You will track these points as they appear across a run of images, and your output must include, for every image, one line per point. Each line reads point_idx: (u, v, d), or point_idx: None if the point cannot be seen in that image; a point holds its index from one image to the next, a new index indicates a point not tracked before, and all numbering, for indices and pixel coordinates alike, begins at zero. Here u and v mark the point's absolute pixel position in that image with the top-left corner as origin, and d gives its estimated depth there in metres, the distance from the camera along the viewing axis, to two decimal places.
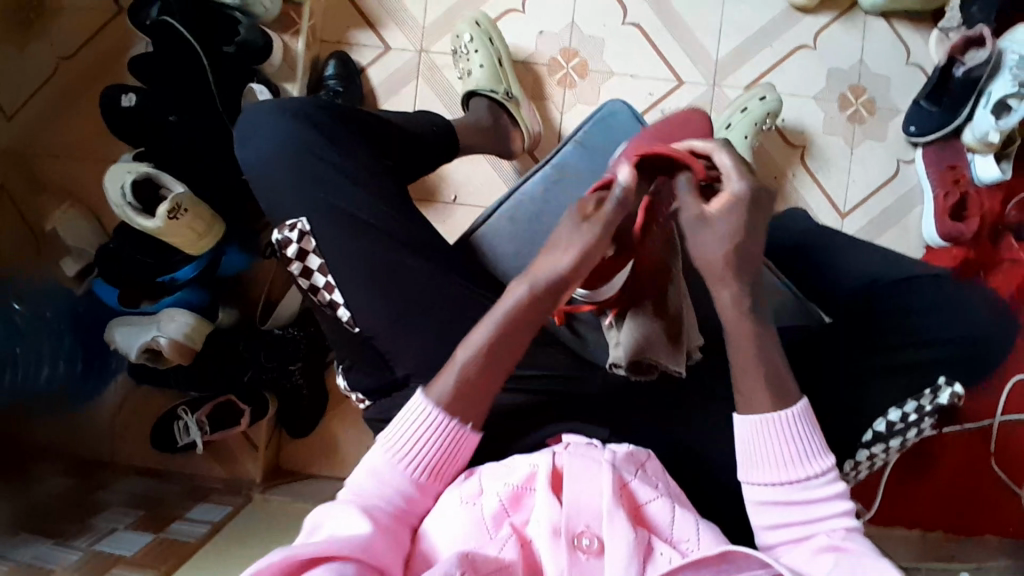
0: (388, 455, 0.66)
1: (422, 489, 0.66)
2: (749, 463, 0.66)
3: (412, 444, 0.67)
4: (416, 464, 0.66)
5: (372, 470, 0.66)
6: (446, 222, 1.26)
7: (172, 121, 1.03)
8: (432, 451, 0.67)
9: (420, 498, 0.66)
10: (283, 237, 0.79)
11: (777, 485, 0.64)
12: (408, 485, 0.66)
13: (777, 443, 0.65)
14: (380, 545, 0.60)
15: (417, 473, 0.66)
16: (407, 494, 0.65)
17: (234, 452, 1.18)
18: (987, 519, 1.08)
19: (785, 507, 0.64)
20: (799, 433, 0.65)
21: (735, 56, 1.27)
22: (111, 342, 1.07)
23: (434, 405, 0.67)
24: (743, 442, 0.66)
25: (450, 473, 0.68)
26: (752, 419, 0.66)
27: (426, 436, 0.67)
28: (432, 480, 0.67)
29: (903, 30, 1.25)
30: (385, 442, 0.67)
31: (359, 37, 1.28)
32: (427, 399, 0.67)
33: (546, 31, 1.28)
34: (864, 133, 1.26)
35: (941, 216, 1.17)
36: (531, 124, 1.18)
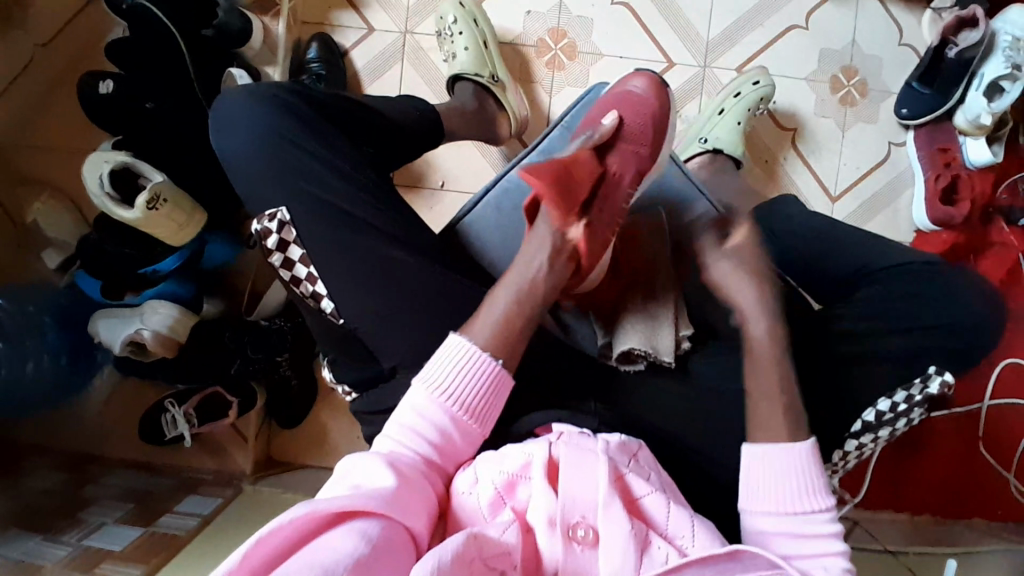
0: (428, 399, 0.67)
1: (462, 432, 0.67)
2: (753, 493, 0.68)
3: (446, 393, 0.67)
4: (457, 406, 0.67)
5: (414, 409, 0.67)
6: (434, 209, 1.25)
7: (150, 108, 1.00)
8: (472, 392, 0.68)
9: (452, 447, 0.67)
10: (262, 228, 0.77)
11: (782, 516, 0.66)
12: (448, 426, 0.67)
13: (786, 477, 0.67)
14: (413, 489, 0.61)
15: (457, 417, 0.67)
16: (446, 434, 0.66)
17: (224, 443, 1.18)
18: (974, 501, 1.10)
19: (789, 539, 0.66)
20: (807, 469, 0.68)
21: (726, 37, 1.25)
22: (94, 335, 1.05)
23: (479, 347, 0.68)
24: (750, 474, 0.69)
25: (487, 420, 0.69)
26: (762, 450, 0.69)
27: (466, 379, 0.68)
28: (470, 425, 0.68)
29: (896, 9, 1.23)
30: (427, 383, 0.68)
31: (341, 18, 1.25)
32: (462, 348, 0.69)
33: (534, 12, 1.25)
34: (856, 116, 1.24)
35: (932, 200, 1.17)
36: (518, 108, 1.16)
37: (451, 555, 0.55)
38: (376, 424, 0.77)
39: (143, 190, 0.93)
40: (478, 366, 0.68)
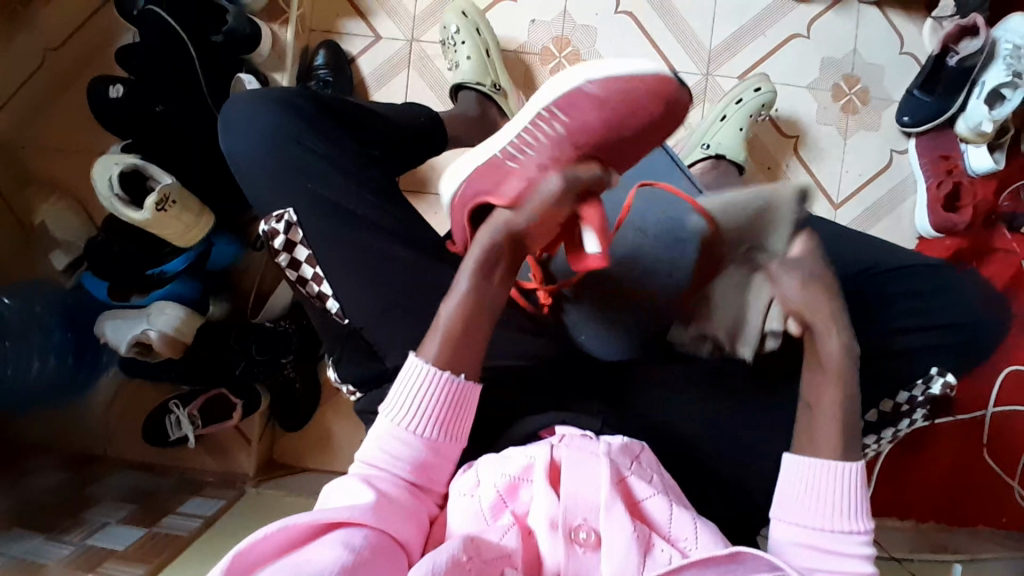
0: (394, 423, 0.66)
1: (434, 451, 0.66)
2: (790, 501, 0.67)
3: (413, 413, 0.66)
4: (422, 428, 0.66)
5: (380, 438, 0.66)
6: (438, 214, 1.26)
7: (159, 111, 1.02)
8: (433, 412, 0.66)
9: (428, 465, 0.66)
10: (270, 228, 0.78)
11: (818, 529, 0.65)
12: (417, 449, 0.66)
13: (828, 492, 0.66)
14: (391, 507, 0.61)
15: (425, 439, 0.66)
16: (417, 458, 0.66)
17: (227, 445, 1.18)
18: (979, 509, 1.09)
19: (818, 554, 0.65)
20: (853, 489, 0.66)
21: (728, 46, 1.26)
22: (101, 336, 1.05)
23: (431, 365, 0.67)
24: (789, 484, 0.68)
25: (457, 437, 0.68)
26: (806, 461, 0.68)
27: (425, 400, 0.66)
28: (440, 445, 0.67)
29: (896, 19, 1.24)
30: (391, 413, 0.67)
31: (348, 26, 1.26)
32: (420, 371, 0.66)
33: (538, 20, 1.27)
34: (857, 123, 1.25)
35: (933, 206, 1.17)
36: (520, 115, 1.19)
37: (445, 563, 0.55)
38: (380, 423, 0.78)
39: (152, 191, 0.94)
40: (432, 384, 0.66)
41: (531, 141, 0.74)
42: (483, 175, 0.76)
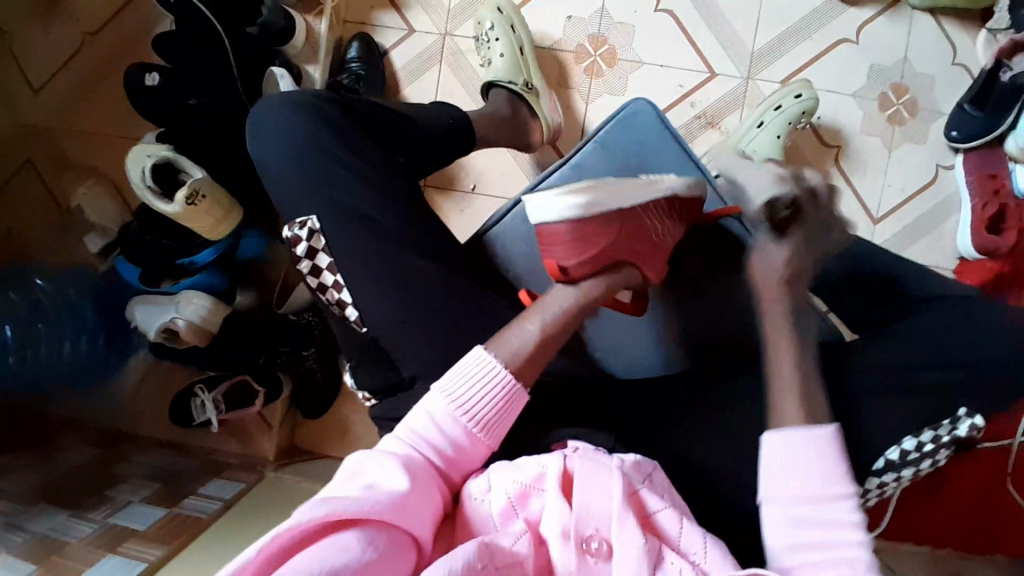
0: (444, 411, 0.67)
1: (472, 442, 0.68)
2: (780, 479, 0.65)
3: (464, 399, 0.68)
4: (473, 421, 0.68)
5: (428, 416, 0.67)
6: (464, 212, 1.25)
7: (191, 104, 1.03)
8: (489, 410, 0.68)
9: (462, 455, 0.67)
10: (293, 234, 0.79)
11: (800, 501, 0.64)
12: (460, 438, 0.67)
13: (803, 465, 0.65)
14: (424, 494, 0.62)
15: (471, 431, 0.67)
16: (456, 446, 0.67)
17: (249, 430, 1.21)
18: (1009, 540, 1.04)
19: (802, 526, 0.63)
20: (825, 456, 0.65)
21: (770, 50, 1.21)
22: (131, 321, 1.09)
23: (502, 365, 0.69)
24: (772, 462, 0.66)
25: (497, 434, 0.69)
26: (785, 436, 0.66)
27: (483, 395, 0.68)
28: (484, 440, 0.68)
29: (951, 27, 1.18)
30: (445, 392, 0.68)
31: (382, 18, 1.25)
32: (487, 361, 0.69)
33: (574, 18, 1.24)
34: (904, 136, 1.20)
35: (977, 227, 1.12)
36: (551, 117, 1.15)
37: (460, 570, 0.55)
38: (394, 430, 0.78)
39: (183, 185, 0.97)
40: (500, 379, 0.69)
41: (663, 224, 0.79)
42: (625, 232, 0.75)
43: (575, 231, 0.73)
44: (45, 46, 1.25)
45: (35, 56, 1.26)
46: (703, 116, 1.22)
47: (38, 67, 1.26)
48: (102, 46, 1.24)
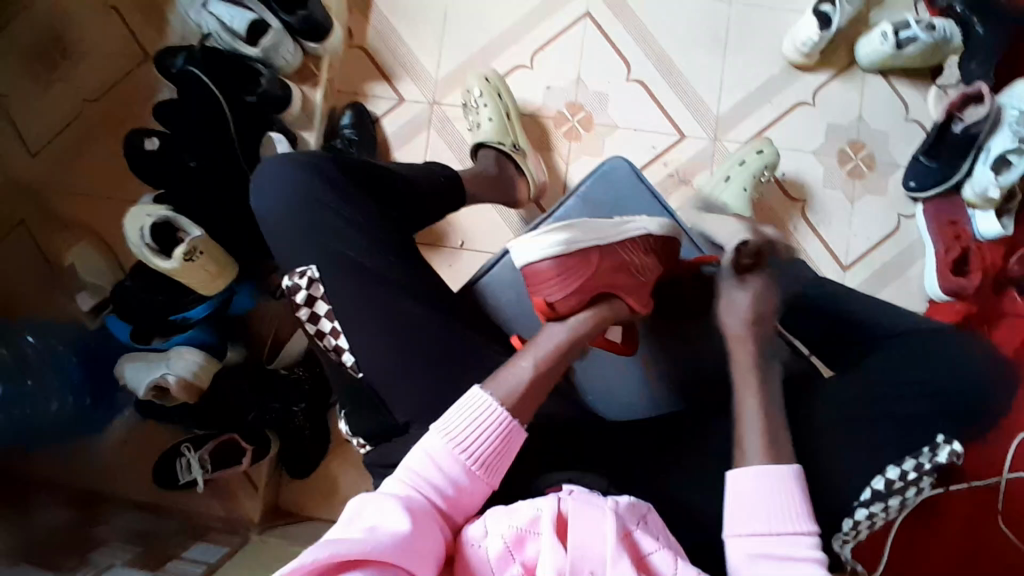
0: (445, 451, 0.68)
1: (472, 482, 0.69)
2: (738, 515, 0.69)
3: (467, 438, 0.70)
4: (471, 459, 0.69)
5: (428, 457, 0.68)
6: (451, 266, 1.29)
7: (192, 166, 1.09)
8: (488, 447, 0.70)
9: (465, 495, 0.68)
10: (291, 284, 0.82)
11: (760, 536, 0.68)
12: (460, 477, 0.68)
13: (763, 496, 0.70)
14: (424, 534, 0.62)
15: (469, 469, 0.69)
16: (458, 486, 0.68)
17: (234, 490, 1.19)
18: None
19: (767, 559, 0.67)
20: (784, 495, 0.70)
21: (735, 113, 1.31)
22: (119, 378, 1.09)
23: (496, 400, 0.71)
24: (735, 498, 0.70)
25: (497, 473, 0.70)
26: (745, 471, 0.71)
27: (481, 432, 0.70)
28: (482, 478, 0.69)
29: (901, 88, 1.29)
30: (443, 433, 0.69)
31: (374, 89, 1.34)
32: (484, 397, 0.71)
33: (553, 87, 1.33)
34: (863, 188, 1.28)
35: (944, 271, 1.18)
36: (537, 174, 1.23)
37: None
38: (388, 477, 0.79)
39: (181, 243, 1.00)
40: (497, 411, 0.71)
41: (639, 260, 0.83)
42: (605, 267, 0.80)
43: (560, 264, 0.78)
44: (47, 111, 1.30)
45: (35, 120, 1.30)
46: (675, 173, 1.30)
47: (36, 129, 1.30)
48: (107, 111, 1.30)
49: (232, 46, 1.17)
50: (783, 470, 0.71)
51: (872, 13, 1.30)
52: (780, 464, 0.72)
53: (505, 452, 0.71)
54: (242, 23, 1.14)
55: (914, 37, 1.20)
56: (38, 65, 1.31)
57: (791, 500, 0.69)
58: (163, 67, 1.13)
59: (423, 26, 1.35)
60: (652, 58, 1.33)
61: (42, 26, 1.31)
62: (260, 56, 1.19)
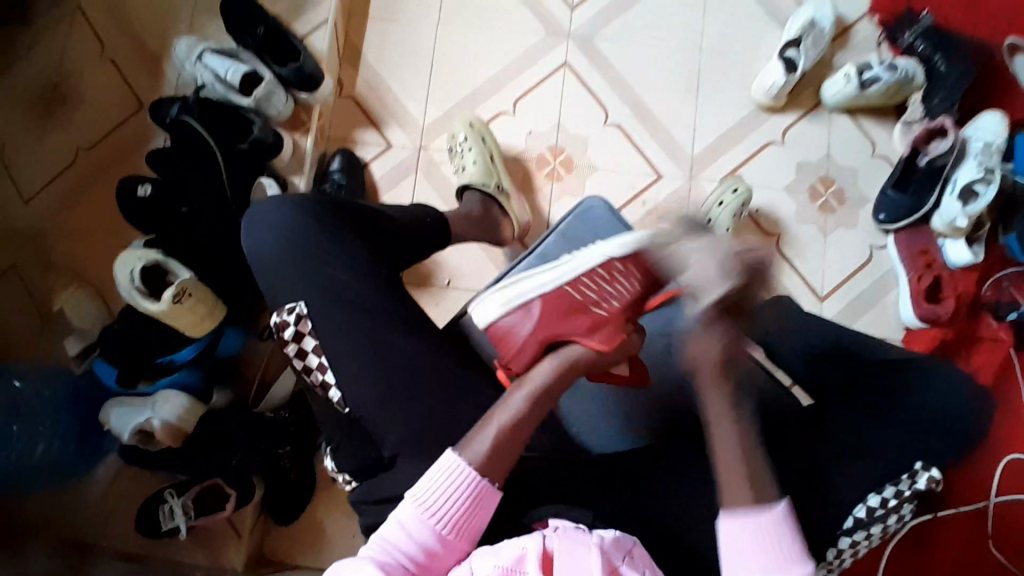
0: (415, 518, 0.69)
1: (444, 546, 0.69)
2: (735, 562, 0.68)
3: (438, 501, 0.70)
4: (441, 524, 0.69)
5: (399, 524, 0.69)
6: (439, 304, 1.31)
7: (184, 211, 1.11)
8: (458, 510, 0.70)
9: (436, 559, 0.69)
10: (280, 320, 0.84)
11: None
12: (431, 542, 0.69)
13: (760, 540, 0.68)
14: None
15: (441, 533, 0.69)
16: (429, 549, 0.69)
17: (219, 537, 1.16)
18: None
19: None
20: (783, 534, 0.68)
21: (709, 152, 1.37)
22: (104, 423, 1.08)
23: (467, 464, 0.71)
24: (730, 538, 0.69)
25: (469, 535, 0.71)
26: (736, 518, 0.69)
27: (451, 495, 0.71)
28: (456, 542, 0.70)
29: (867, 125, 1.36)
30: (414, 499, 0.71)
31: (363, 135, 1.39)
32: (454, 461, 0.72)
33: (535, 131, 1.39)
34: (836, 221, 1.33)
35: (916, 297, 1.22)
36: (521, 215, 1.27)
37: None
38: (377, 512, 0.80)
39: (171, 285, 1.02)
40: (467, 476, 0.71)
41: (605, 291, 0.83)
42: (553, 312, 0.81)
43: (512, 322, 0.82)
44: (39, 159, 1.33)
45: (26, 169, 1.32)
46: (655, 211, 1.35)
47: (28, 177, 1.32)
48: (100, 159, 1.33)
49: (226, 96, 1.22)
50: (764, 515, 0.69)
51: (835, 57, 1.38)
52: (764, 508, 0.69)
53: (477, 513, 0.72)
54: (235, 74, 1.21)
55: (877, 77, 1.28)
56: (34, 115, 1.35)
57: (786, 544, 0.68)
58: (159, 118, 1.18)
59: (410, 76, 1.41)
60: (628, 104, 1.39)
61: (39, 79, 1.36)
62: (252, 105, 1.22)
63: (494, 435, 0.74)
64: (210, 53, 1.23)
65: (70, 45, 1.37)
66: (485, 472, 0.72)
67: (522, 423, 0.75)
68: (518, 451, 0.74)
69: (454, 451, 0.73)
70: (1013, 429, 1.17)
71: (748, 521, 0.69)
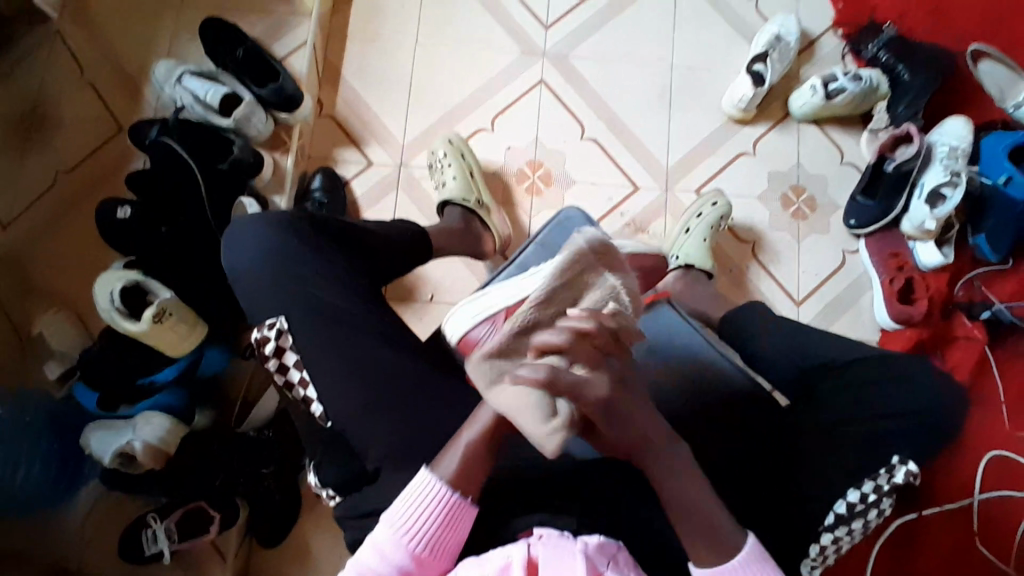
0: (391, 540, 0.69)
1: (421, 566, 0.69)
2: None
3: (414, 522, 0.70)
4: (417, 545, 0.69)
5: (376, 546, 0.69)
6: (422, 319, 1.32)
7: (163, 231, 1.11)
8: (431, 528, 0.70)
9: None
10: (260, 335, 0.84)
11: None
12: (407, 563, 0.69)
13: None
14: None
15: (417, 553, 0.69)
16: (406, 570, 0.69)
17: (203, 561, 1.14)
18: None
19: None
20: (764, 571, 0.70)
21: (684, 164, 1.40)
22: (84, 447, 1.07)
23: (441, 481, 0.71)
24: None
25: (447, 553, 0.71)
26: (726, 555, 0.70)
27: (425, 515, 0.70)
28: (433, 560, 0.70)
29: (835, 135, 1.41)
30: (389, 521, 0.70)
31: (344, 154, 1.40)
32: (427, 480, 0.71)
33: (514, 147, 1.41)
34: (809, 227, 1.37)
35: (890, 299, 1.26)
36: (501, 229, 1.29)
37: None
38: (360, 527, 0.79)
39: (151, 305, 1.02)
40: (442, 493, 0.71)
41: None
42: None
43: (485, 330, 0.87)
44: (16, 186, 1.32)
45: (1, 195, 1.30)
46: (633, 222, 1.37)
47: (2, 202, 1.30)
48: (79, 183, 1.33)
49: (205, 117, 1.23)
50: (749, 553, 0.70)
51: (802, 70, 1.43)
52: (748, 551, 0.71)
53: (455, 530, 0.71)
54: (215, 95, 1.21)
55: (842, 89, 1.33)
56: (10, 140, 1.33)
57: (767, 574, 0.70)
58: (138, 140, 1.18)
59: (390, 95, 1.43)
60: (604, 118, 1.42)
61: (13, 106, 1.35)
62: (232, 126, 1.24)
63: (471, 444, 0.73)
64: (189, 76, 1.24)
65: (47, 71, 1.37)
66: (459, 486, 0.72)
67: (499, 428, 0.73)
68: (495, 457, 0.73)
69: (428, 469, 0.72)
70: (989, 426, 1.20)
71: (739, 560, 0.70)
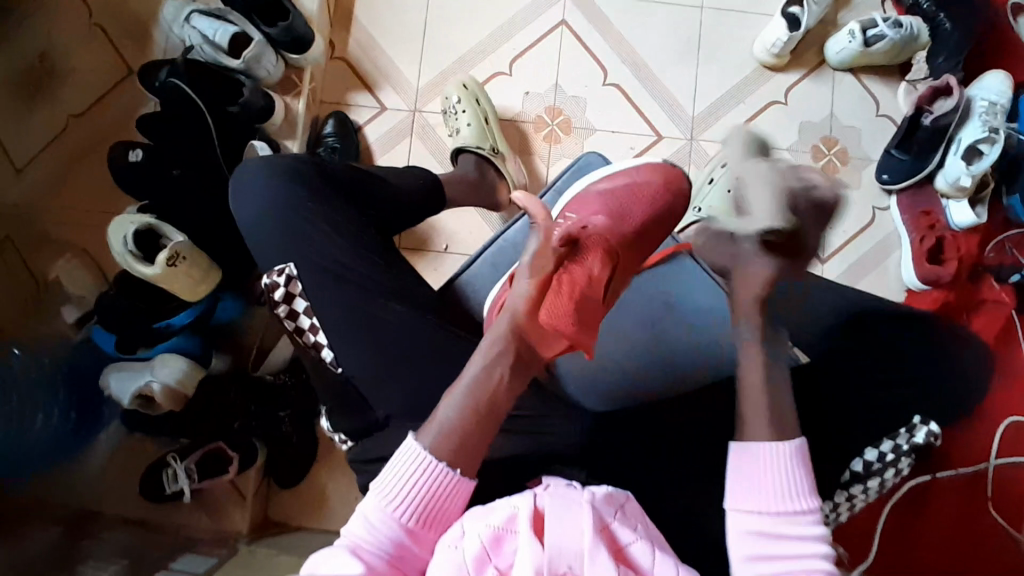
0: (380, 510, 0.65)
1: (413, 538, 0.65)
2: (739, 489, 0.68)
3: (404, 493, 0.66)
4: (409, 514, 0.65)
5: (364, 519, 0.65)
6: (435, 270, 1.30)
7: (175, 175, 1.09)
8: (423, 498, 0.66)
9: (409, 553, 0.65)
10: (271, 281, 0.83)
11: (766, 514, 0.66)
12: (400, 535, 0.65)
13: (775, 475, 0.68)
14: None
15: (409, 525, 0.65)
16: (399, 543, 0.65)
17: (222, 502, 1.17)
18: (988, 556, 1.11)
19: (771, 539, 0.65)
20: (793, 470, 0.68)
21: (709, 112, 1.34)
22: (103, 389, 1.09)
23: (427, 451, 0.67)
24: (739, 464, 0.69)
25: (439, 525, 0.67)
26: (750, 446, 0.69)
27: (416, 484, 0.66)
28: (426, 532, 0.66)
29: (871, 84, 1.33)
30: (379, 493, 0.66)
31: (356, 99, 1.36)
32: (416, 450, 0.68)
33: (532, 93, 1.36)
34: (838, 183, 1.31)
35: (920, 260, 1.20)
36: (517, 178, 1.25)
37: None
38: (372, 473, 0.80)
39: (163, 249, 1.01)
40: (432, 461, 0.67)
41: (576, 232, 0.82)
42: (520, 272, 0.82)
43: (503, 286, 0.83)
44: (25, 125, 1.29)
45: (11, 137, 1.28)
46: None
47: (16, 144, 1.28)
48: (92, 125, 1.31)
49: (215, 59, 1.19)
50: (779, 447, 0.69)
51: (840, 14, 1.34)
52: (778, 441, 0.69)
53: (448, 502, 0.67)
54: (224, 36, 1.17)
55: (881, 35, 1.24)
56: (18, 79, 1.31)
57: (799, 481, 0.68)
58: (147, 82, 1.15)
59: (403, 36, 1.38)
60: (627, 63, 1.36)
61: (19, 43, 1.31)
62: (242, 68, 1.20)
63: (452, 418, 0.69)
64: (198, 15, 1.19)
65: (53, 7, 1.33)
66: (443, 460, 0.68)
67: (476, 411, 0.70)
68: (474, 438, 0.69)
69: (414, 439, 0.69)
70: (1013, 390, 1.17)
71: (761, 454, 0.69)
